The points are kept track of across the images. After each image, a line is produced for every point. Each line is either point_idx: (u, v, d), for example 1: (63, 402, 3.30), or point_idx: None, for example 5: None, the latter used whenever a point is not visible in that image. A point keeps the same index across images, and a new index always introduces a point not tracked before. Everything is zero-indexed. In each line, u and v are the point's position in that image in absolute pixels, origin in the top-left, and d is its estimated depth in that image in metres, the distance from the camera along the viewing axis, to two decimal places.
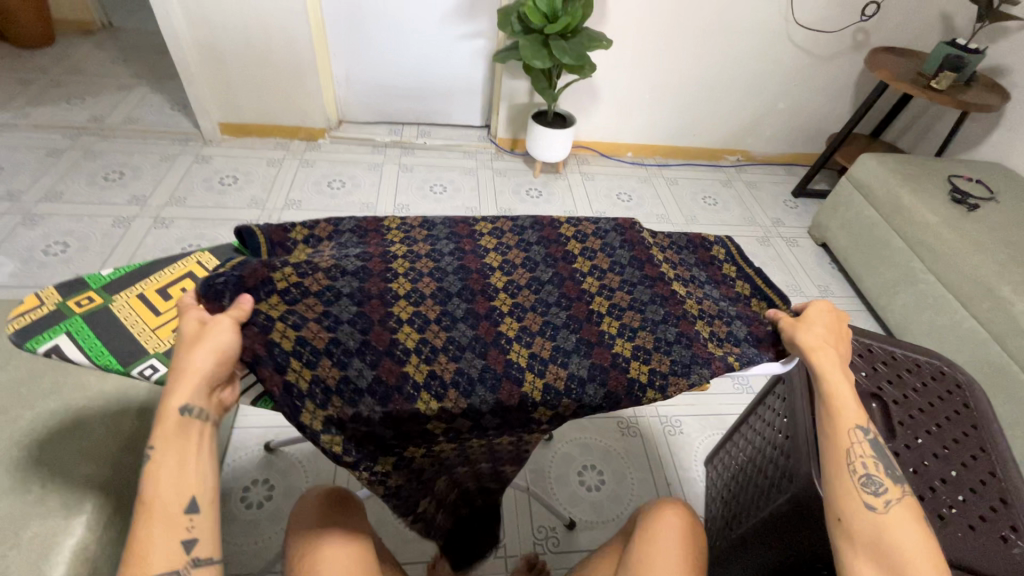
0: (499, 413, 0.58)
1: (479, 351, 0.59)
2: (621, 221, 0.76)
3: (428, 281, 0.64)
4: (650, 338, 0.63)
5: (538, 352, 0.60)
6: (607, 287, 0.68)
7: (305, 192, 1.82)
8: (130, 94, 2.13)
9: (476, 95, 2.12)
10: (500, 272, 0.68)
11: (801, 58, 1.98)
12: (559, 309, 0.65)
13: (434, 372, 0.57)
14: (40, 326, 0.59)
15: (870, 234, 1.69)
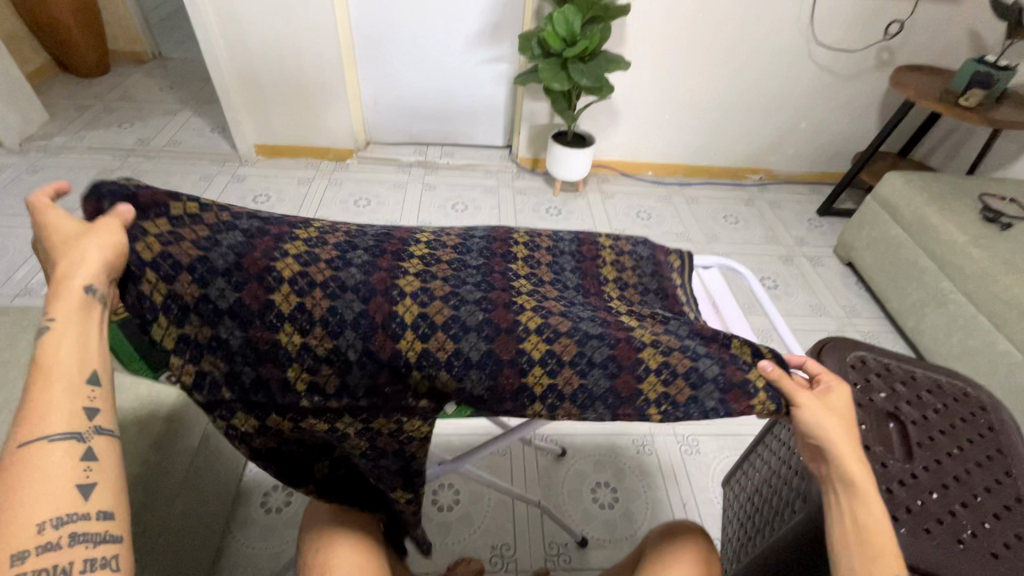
0: (368, 370, 0.51)
1: (362, 296, 0.51)
2: (584, 264, 0.71)
3: (339, 232, 0.58)
4: (572, 346, 0.55)
5: (432, 319, 0.52)
6: (540, 291, 0.62)
7: (332, 210, 1.90)
8: (175, 118, 2.27)
9: (498, 116, 2.17)
10: (425, 243, 0.61)
11: (822, 77, 1.97)
12: (475, 293, 0.56)
13: (303, 306, 0.49)
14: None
15: (897, 253, 1.65)
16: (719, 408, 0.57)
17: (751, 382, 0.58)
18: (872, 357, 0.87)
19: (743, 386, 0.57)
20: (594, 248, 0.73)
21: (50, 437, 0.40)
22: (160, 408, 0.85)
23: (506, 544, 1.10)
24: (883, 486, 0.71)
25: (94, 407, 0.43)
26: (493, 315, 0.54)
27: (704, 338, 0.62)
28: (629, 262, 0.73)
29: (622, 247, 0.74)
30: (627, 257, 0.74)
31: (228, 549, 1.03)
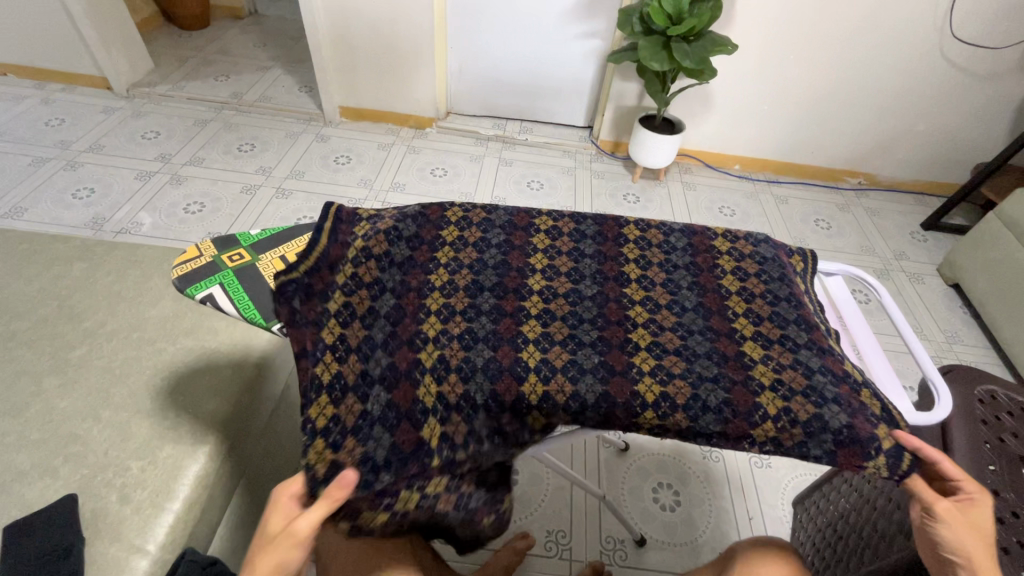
0: (493, 413, 0.53)
1: (491, 343, 0.55)
2: (701, 278, 0.65)
3: (465, 272, 0.62)
4: (687, 389, 0.53)
5: (551, 358, 0.54)
6: (657, 323, 0.59)
7: (409, 177, 1.91)
8: (266, 75, 2.34)
9: (583, 95, 2.10)
10: (541, 276, 0.63)
11: (952, 75, 1.77)
12: (591, 327, 0.58)
13: (443, 358, 0.54)
14: (198, 275, 0.66)
15: (1017, 279, 1.49)
16: (823, 458, 0.51)
17: (878, 440, 0.51)
18: (1005, 394, 0.78)
19: (865, 445, 0.50)
20: (709, 258, 0.67)
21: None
22: (251, 356, 0.88)
23: (562, 531, 1.08)
24: (1014, 538, 0.64)
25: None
26: (610, 360, 0.55)
27: (835, 377, 0.55)
28: (753, 270, 0.66)
29: (743, 251, 0.68)
30: (751, 267, 0.66)
31: None
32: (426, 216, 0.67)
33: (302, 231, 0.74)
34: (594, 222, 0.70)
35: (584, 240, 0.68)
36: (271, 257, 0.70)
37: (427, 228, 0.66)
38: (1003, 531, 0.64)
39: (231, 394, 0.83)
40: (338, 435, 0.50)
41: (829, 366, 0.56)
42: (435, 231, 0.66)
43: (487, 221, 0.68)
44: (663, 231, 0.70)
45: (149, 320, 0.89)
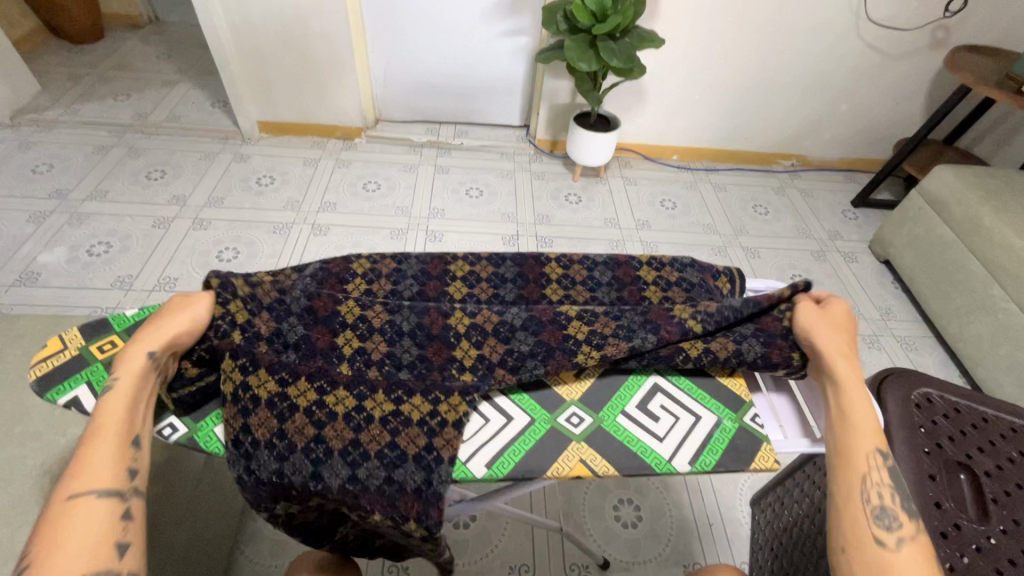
0: (418, 375, 0.58)
1: (418, 338, 0.60)
2: (625, 293, 0.67)
3: (380, 313, 0.61)
4: (622, 348, 0.59)
5: (480, 324, 0.61)
6: (600, 334, 0.60)
7: (340, 194, 1.80)
8: (173, 90, 2.15)
9: (516, 94, 2.04)
10: (465, 317, 0.61)
11: (869, 57, 1.82)
12: (525, 335, 0.60)
13: (366, 317, 0.60)
14: (59, 374, 0.57)
15: (940, 254, 1.55)
16: (750, 305, 0.61)
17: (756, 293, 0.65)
18: (939, 395, 0.79)
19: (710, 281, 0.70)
20: (635, 291, 0.67)
21: (97, 493, 0.43)
22: None
23: (525, 565, 1.05)
24: (957, 551, 0.65)
25: (136, 469, 0.46)
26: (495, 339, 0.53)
27: (766, 338, 0.61)
28: (681, 297, 0.66)
29: (668, 280, 0.68)
30: (678, 296, 0.67)
31: (235, 567, 0.98)
32: (327, 270, 0.65)
33: None
34: (514, 264, 0.70)
35: (504, 285, 0.68)
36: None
37: (330, 282, 0.65)
38: (948, 547, 0.65)
39: None
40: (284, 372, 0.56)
41: (769, 354, 0.60)
42: (338, 285, 0.65)
43: (398, 271, 0.67)
44: (586, 267, 0.69)
45: (34, 407, 0.79)
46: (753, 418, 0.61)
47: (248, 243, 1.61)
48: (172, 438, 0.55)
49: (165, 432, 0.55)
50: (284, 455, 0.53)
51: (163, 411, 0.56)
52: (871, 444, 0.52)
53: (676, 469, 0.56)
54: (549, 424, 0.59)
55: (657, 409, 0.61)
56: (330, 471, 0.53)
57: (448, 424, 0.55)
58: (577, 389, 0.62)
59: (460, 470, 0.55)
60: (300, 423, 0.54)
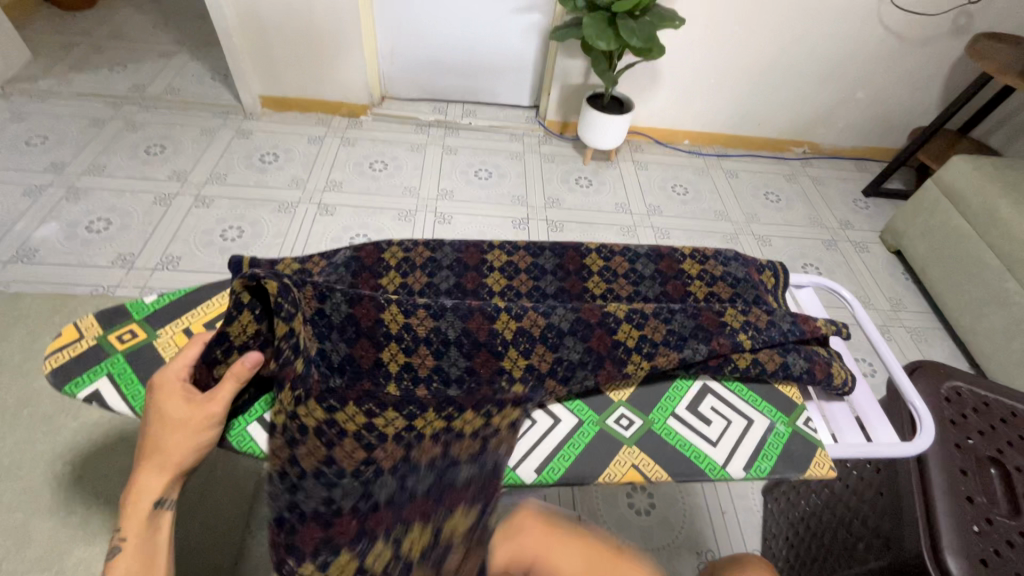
0: (465, 388, 0.58)
1: (465, 350, 0.58)
2: (668, 286, 0.68)
3: (425, 317, 0.59)
4: (672, 358, 0.59)
5: (529, 330, 0.59)
6: (650, 344, 0.59)
7: (346, 173, 1.76)
8: (171, 62, 2.07)
9: (527, 73, 1.99)
10: (510, 317, 0.60)
11: (889, 43, 1.78)
12: (575, 342, 0.59)
13: (410, 326, 0.58)
14: (76, 366, 0.58)
15: (955, 246, 1.54)
16: (792, 330, 0.62)
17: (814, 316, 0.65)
18: (968, 389, 0.78)
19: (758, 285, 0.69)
20: (680, 286, 0.68)
21: None
22: None
23: None
24: (989, 547, 0.64)
25: None
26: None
27: (807, 354, 0.62)
28: (727, 293, 0.67)
29: (713, 274, 0.69)
30: (724, 293, 0.67)
31: None
32: (359, 260, 0.65)
33: (207, 292, 0.67)
34: (552, 254, 0.70)
35: (544, 277, 0.68)
36: (173, 332, 0.62)
37: (363, 275, 0.65)
38: (979, 541, 0.64)
39: None
40: (329, 401, 0.55)
41: (814, 370, 0.61)
42: (371, 278, 0.65)
43: (432, 261, 0.67)
44: (629, 259, 0.69)
45: None
46: (806, 423, 0.61)
47: (253, 222, 1.57)
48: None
49: None
50: (333, 480, 0.52)
51: None
52: None
53: (731, 475, 0.56)
54: (597, 426, 0.59)
55: (708, 412, 0.60)
56: (381, 486, 0.53)
57: (501, 435, 0.57)
58: (626, 392, 0.62)
59: (510, 475, 0.55)
60: (350, 448, 0.54)
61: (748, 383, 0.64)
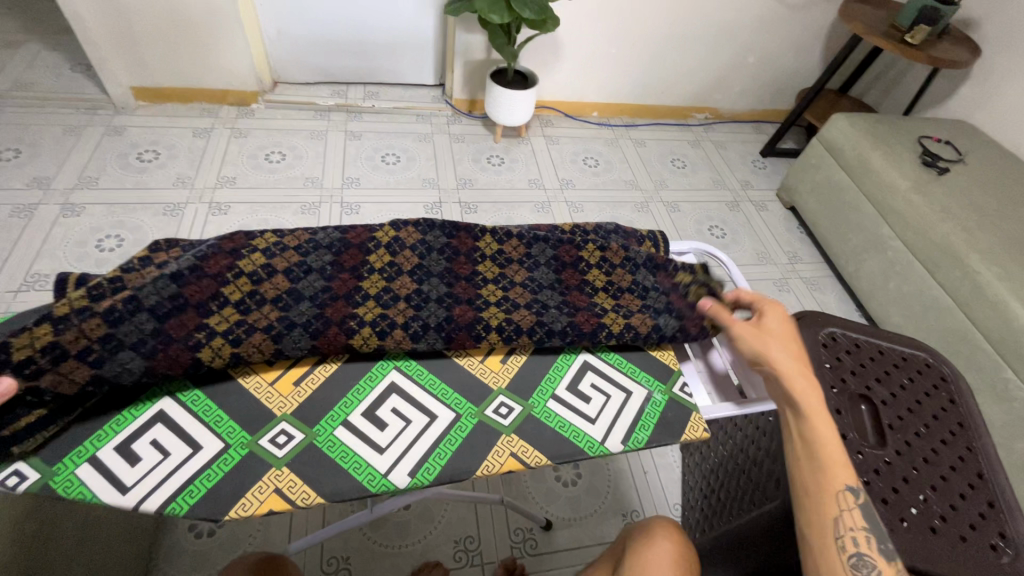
0: (310, 331, 0.57)
1: (317, 301, 0.58)
2: (561, 253, 0.68)
3: (269, 310, 0.57)
4: (530, 317, 0.62)
5: (392, 315, 0.59)
6: (513, 326, 0.61)
7: (240, 167, 1.63)
8: (18, 52, 1.82)
9: (428, 51, 1.92)
10: (374, 304, 0.59)
11: (773, 8, 1.86)
12: (439, 307, 0.61)
13: (255, 293, 0.57)
14: None
15: (838, 200, 1.65)
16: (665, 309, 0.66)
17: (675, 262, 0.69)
18: (842, 333, 0.83)
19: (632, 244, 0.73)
20: (572, 252, 0.68)
21: None
22: None
23: (470, 537, 1.04)
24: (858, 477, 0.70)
25: None
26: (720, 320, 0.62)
27: (680, 316, 0.65)
28: (618, 259, 0.68)
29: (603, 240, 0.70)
30: (616, 257, 0.68)
31: None
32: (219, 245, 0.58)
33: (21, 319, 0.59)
34: (444, 235, 0.66)
35: (432, 232, 0.66)
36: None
37: (216, 258, 0.57)
38: None
39: None
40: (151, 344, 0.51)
41: (686, 328, 0.64)
42: (226, 260, 0.57)
43: (311, 242, 0.62)
44: (525, 242, 0.68)
45: None
46: (682, 388, 0.64)
47: (135, 229, 1.42)
48: (19, 487, 0.48)
49: (8, 482, 0.48)
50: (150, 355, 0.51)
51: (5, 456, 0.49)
52: (841, 483, 0.53)
53: (608, 451, 0.58)
54: (476, 417, 0.58)
55: (589, 389, 0.62)
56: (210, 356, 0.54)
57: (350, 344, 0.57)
58: (505, 377, 0.62)
59: (381, 483, 0.52)
60: (175, 355, 0.52)
61: (625, 353, 0.66)
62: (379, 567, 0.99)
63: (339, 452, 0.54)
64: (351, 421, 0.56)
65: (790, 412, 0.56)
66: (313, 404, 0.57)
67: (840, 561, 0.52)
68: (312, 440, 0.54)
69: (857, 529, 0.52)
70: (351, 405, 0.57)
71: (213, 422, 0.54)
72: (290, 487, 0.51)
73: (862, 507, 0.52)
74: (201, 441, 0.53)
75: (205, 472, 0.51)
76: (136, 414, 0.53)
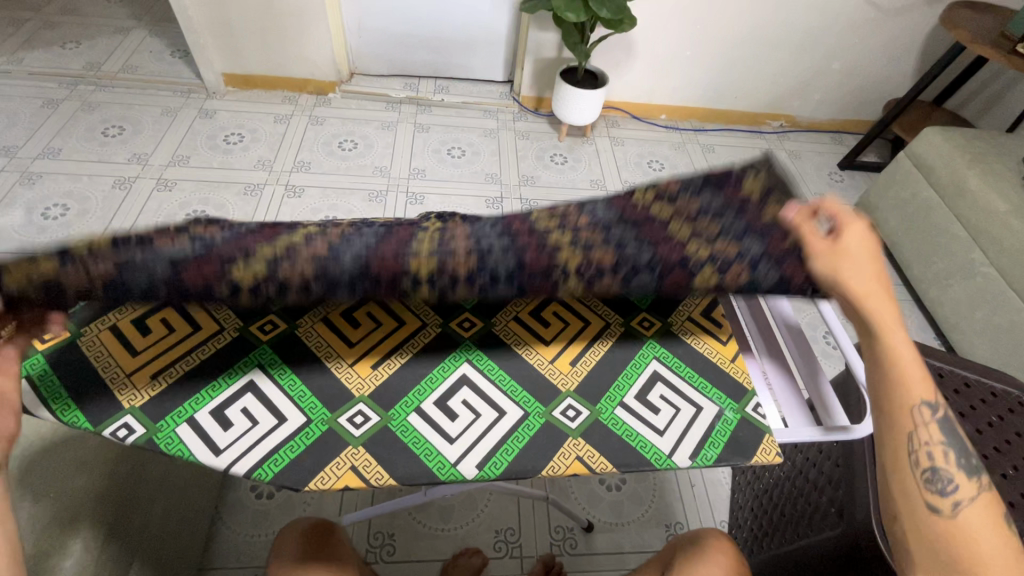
0: (362, 262, 0.51)
1: (368, 237, 0.52)
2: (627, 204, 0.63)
3: (326, 236, 0.52)
4: (608, 253, 0.54)
5: (450, 244, 0.53)
6: (589, 258, 0.54)
7: (315, 153, 1.71)
8: (128, 37, 1.98)
9: (499, 47, 1.94)
10: (430, 238, 0.54)
11: (865, 12, 1.76)
12: (501, 237, 0.54)
13: (298, 227, 0.52)
14: None
15: (924, 220, 1.54)
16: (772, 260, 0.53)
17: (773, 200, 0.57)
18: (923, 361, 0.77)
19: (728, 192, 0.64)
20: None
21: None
22: None
23: (511, 529, 1.06)
24: None
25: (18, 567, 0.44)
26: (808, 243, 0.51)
27: (778, 258, 0.53)
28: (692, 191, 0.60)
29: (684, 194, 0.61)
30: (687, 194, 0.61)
31: (216, 539, 0.96)
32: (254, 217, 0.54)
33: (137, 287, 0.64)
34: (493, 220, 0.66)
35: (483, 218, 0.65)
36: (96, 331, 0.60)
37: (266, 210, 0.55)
38: None
39: (102, 467, 0.73)
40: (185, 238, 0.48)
41: (787, 273, 0.54)
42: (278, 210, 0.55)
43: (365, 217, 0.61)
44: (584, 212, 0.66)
45: None
46: (754, 408, 0.62)
47: (218, 205, 1.53)
48: (128, 439, 0.52)
49: (118, 434, 0.53)
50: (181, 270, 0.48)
51: (119, 411, 0.54)
52: (919, 398, 0.52)
53: (675, 464, 0.57)
54: (543, 417, 0.59)
55: (657, 400, 0.61)
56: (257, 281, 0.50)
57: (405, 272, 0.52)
58: (573, 381, 0.62)
59: (451, 472, 0.54)
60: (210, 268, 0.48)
61: (693, 364, 0.66)
62: (423, 546, 1.02)
63: (412, 438, 0.56)
64: (423, 409, 0.58)
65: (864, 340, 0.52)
66: (388, 389, 0.59)
67: (914, 474, 0.52)
68: (387, 422, 0.57)
69: (932, 443, 0.51)
70: (424, 394, 0.59)
71: (300, 399, 0.58)
72: (364, 466, 0.53)
73: (939, 422, 0.51)
74: (286, 413, 0.56)
75: (288, 444, 0.54)
76: (229, 384, 0.58)
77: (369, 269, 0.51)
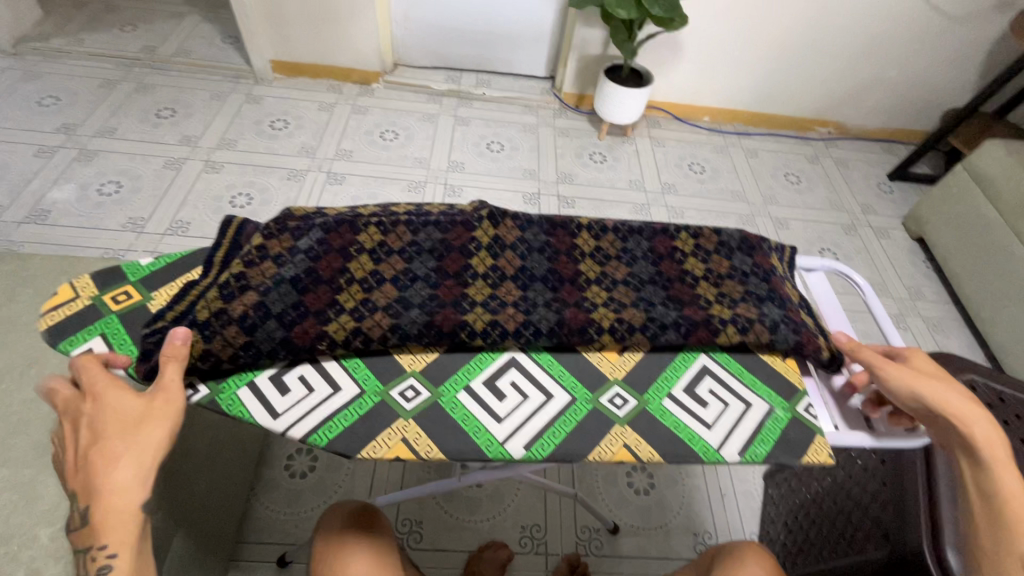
0: (428, 308, 0.58)
1: (431, 282, 0.60)
2: (657, 243, 0.68)
3: (389, 289, 0.59)
4: (641, 314, 0.60)
5: (500, 294, 0.60)
6: (626, 324, 0.59)
7: (356, 142, 1.73)
8: (182, 22, 2.04)
9: (544, 43, 1.93)
10: (483, 283, 0.61)
11: (927, 18, 1.69)
12: (545, 288, 0.62)
13: (375, 270, 0.60)
14: (71, 325, 0.59)
15: (981, 236, 1.48)
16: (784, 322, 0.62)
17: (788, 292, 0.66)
18: (984, 382, 0.74)
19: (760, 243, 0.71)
20: (668, 242, 0.68)
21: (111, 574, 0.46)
22: None
23: (537, 526, 1.05)
24: None
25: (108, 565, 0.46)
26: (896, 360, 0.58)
27: (796, 325, 0.61)
28: (711, 243, 0.69)
29: (707, 247, 0.68)
30: (710, 244, 0.69)
31: (251, 513, 0.99)
32: (328, 243, 0.61)
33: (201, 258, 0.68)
34: (540, 230, 0.67)
35: (530, 227, 0.67)
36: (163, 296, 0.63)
37: (339, 233, 0.62)
38: None
39: None
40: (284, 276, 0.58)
41: (803, 341, 0.60)
42: (350, 234, 0.62)
43: (418, 220, 0.65)
44: (621, 237, 0.68)
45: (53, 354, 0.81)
46: (807, 408, 0.60)
47: (262, 189, 1.56)
48: (194, 398, 0.54)
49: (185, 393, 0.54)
50: (290, 323, 0.55)
51: None
52: None
53: (724, 459, 0.56)
54: (591, 404, 0.58)
55: (707, 394, 0.60)
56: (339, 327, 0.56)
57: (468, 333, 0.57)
58: (622, 368, 0.61)
59: (499, 450, 0.54)
60: (321, 297, 0.57)
61: (744, 360, 0.64)
62: (449, 536, 1.02)
63: (462, 416, 0.56)
64: (473, 387, 0.58)
65: (965, 459, 0.52)
66: (438, 366, 0.59)
67: None
68: (437, 399, 0.57)
69: None
70: (472, 373, 0.59)
71: (353, 369, 0.58)
72: (414, 439, 0.54)
73: None
74: (340, 383, 0.57)
75: (341, 412, 0.55)
76: None
77: (433, 316, 0.57)
